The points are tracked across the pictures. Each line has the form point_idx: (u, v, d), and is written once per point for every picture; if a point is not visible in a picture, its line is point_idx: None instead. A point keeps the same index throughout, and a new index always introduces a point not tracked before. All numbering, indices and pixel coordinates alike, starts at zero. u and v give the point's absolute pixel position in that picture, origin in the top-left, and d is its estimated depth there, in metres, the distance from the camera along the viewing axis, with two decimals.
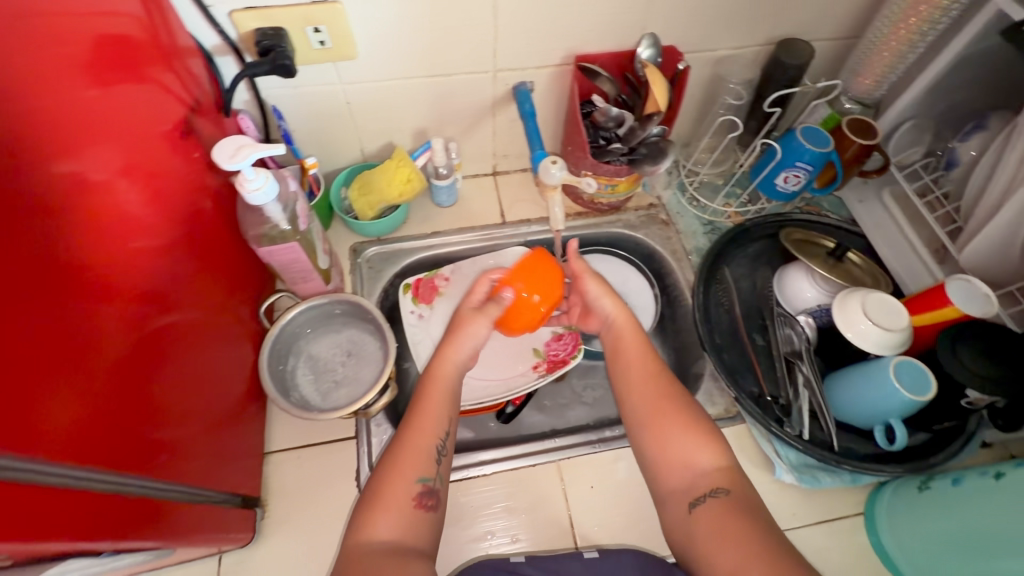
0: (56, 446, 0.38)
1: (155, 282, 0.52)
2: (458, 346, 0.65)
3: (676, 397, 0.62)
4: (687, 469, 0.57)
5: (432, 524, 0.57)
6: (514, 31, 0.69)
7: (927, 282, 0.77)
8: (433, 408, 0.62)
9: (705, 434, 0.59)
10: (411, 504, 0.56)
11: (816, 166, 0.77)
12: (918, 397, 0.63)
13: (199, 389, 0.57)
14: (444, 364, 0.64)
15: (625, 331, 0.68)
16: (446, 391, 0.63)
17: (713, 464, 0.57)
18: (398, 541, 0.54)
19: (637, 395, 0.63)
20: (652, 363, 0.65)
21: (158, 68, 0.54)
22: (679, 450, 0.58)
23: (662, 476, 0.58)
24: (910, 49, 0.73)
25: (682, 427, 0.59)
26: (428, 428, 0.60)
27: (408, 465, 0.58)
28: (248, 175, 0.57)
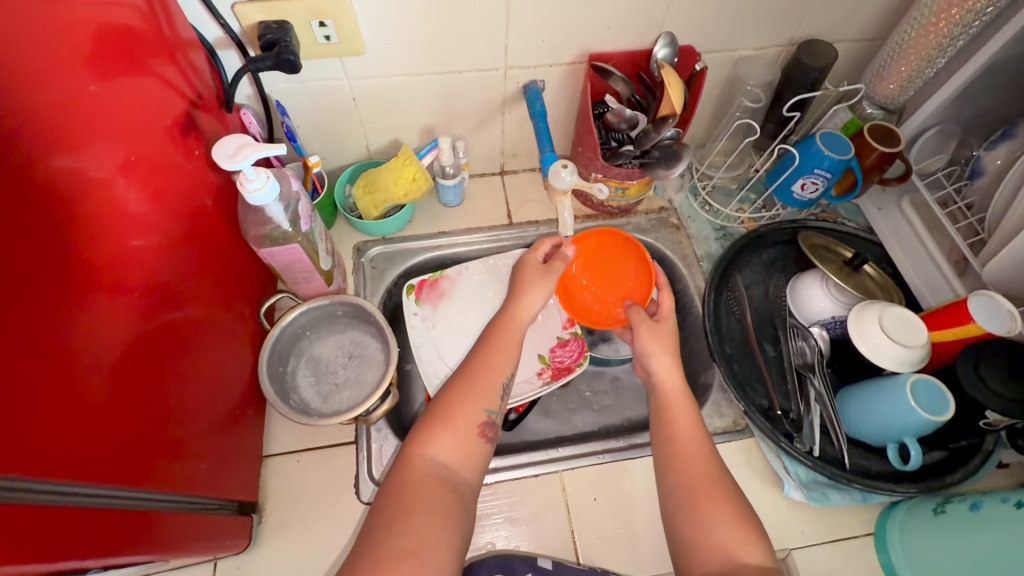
0: (37, 464, 0.36)
1: (155, 282, 0.51)
2: (533, 296, 0.68)
3: (722, 480, 0.59)
4: (727, 555, 0.54)
5: (486, 453, 0.60)
6: (526, 28, 0.67)
7: (946, 296, 0.75)
8: (507, 345, 0.65)
9: (751, 527, 0.56)
10: (475, 431, 0.59)
11: (835, 173, 0.74)
12: (934, 417, 0.61)
13: (199, 393, 0.56)
14: (519, 312, 0.67)
15: (673, 395, 0.66)
16: (516, 337, 0.66)
17: (759, 561, 0.54)
18: (454, 462, 0.57)
19: (683, 474, 0.60)
20: (702, 441, 0.62)
21: (159, 61, 0.52)
22: (722, 537, 0.55)
23: (696, 555, 0.55)
24: (938, 55, 0.71)
25: (727, 514, 0.56)
26: (499, 364, 0.63)
27: (474, 394, 0.60)
28: (248, 175, 0.55)
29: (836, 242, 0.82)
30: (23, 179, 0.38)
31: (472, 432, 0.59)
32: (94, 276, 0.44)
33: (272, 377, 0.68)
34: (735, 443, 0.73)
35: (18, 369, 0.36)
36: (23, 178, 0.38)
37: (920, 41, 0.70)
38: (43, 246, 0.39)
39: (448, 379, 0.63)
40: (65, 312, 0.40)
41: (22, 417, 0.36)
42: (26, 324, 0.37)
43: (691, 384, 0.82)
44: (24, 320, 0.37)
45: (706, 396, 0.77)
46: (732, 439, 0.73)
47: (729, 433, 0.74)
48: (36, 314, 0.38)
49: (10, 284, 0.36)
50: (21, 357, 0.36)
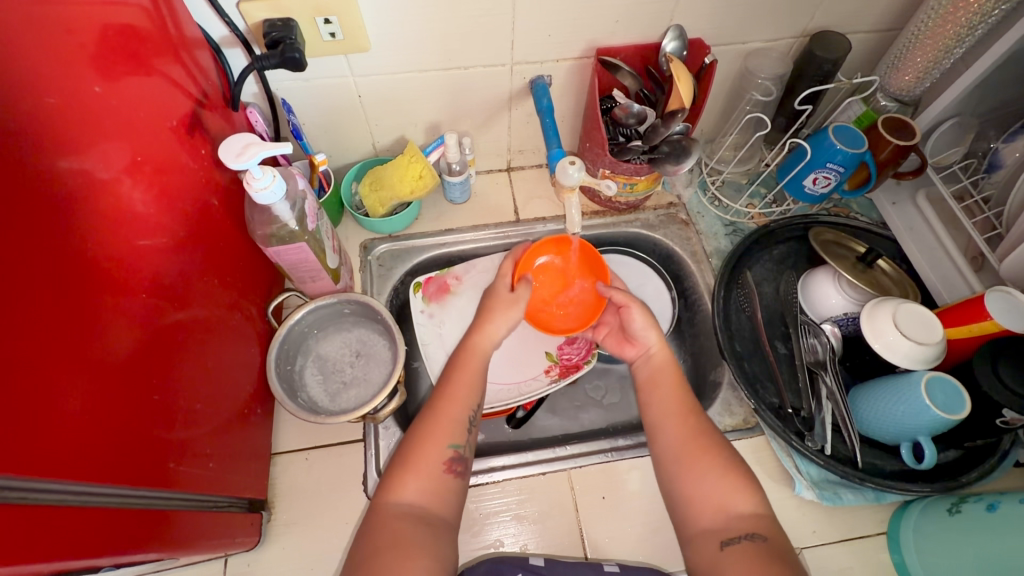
0: (41, 464, 0.36)
1: (161, 283, 0.50)
2: (496, 323, 0.67)
3: (710, 434, 0.60)
4: (721, 512, 0.55)
5: (458, 491, 0.59)
6: (533, 23, 0.66)
7: (963, 292, 0.73)
8: (465, 378, 0.64)
9: (741, 480, 0.57)
10: (441, 469, 0.59)
11: (848, 167, 0.73)
12: (950, 415, 0.60)
13: (210, 391, 0.57)
14: (481, 338, 0.67)
15: (660, 361, 0.67)
16: (480, 363, 0.66)
17: (749, 509, 0.55)
18: (423, 503, 0.56)
19: (673, 434, 0.61)
20: (687, 399, 0.64)
21: (165, 60, 0.52)
22: (712, 491, 0.57)
23: (692, 515, 0.57)
24: (956, 45, 0.69)
25: (716, 467, 0.58)
26: (462, 398, 0.63)
27: (437, 432, 0.60)
28: (254, 174, 0.55)
29: (849, 236, 0.81)
30: (28, 179, 0.38)
31: (439, 472, 0.58)
32: (101, 277, 0.44)
33: (282, 375, 0.68)
34: (745, 442, 0.72)
35: (21, 369, 0.35)
36: (29, 179, 0.38)
37: (936, 31, 0.68)
38: (49, 250, 0.39)
39: (412, 423, 0.62)
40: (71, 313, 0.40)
41: (25, 418, 0.35)
42: (31, 324, 0.37)
43: (700, 381, 0.81)
44: (27, 320, 0.37)
45: (716, 394, 0.77)
46: (741, 438, 0.72)
47: (738, 431, 0.73)
48: (42, 316, 0.38)
49: (13, 285, 0.36)
50: (30, 359, 0.36)
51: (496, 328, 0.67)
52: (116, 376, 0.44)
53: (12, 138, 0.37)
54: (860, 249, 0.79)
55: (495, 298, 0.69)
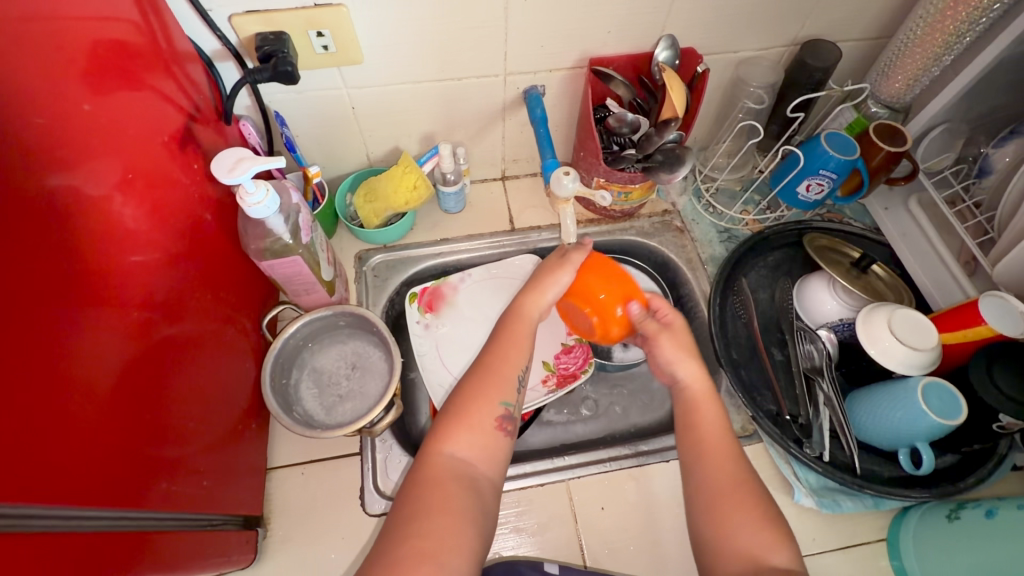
0: (29, 489, 0.35)
1: (150, 300, 0.50)
2: (547, 288, 0.67)
3: (747, 478, 0.58)
4: (753, 561, 0.53)
5: (506, 449, 0.59)
6: (525, 34, 0.66)
7: (957, 296, 0.74)
8: (521, 338, 0.64)
9: (775, 533, 0.54)
10: (493, 426, 0.58)
11: (841, 174, 0.73)
12: (946, 421, 0.60)
13: (204, 406, 0.56)
14: (533, 304, 0.66)
15: (701, 397, 0.65)
16: (530, 329, 0.65)
17: (786, 564, 0.52)
18: (471, 459, 0.56)
19: (709, 474, 0.59)
20: (726, 439, 0.62)
21: (157, 75, 0.52)
22: (750, 540, 0.54)
23: (722, 561, 0.54)
24: (944, 54, 0.70)
25: (750, 516, 0.55)
26: (513, 359, 0.63)
27: (490, 388, 0.60)
28: (248, 188, 0.55)
29: (843, 242, 0.82)
30: (16, 197, 0.38)
31: (489, 427, 0.58)
32: (93, 296, 0.43)
33: (276, 389, 0.68)
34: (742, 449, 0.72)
35: (10, 395, 0.35)
36: (17, 197, 0.38)
37: (925, 40, 0.69)
38: (40, 271, 0.39)
39: (461, 377, 0.62)
40: (62, 333, 0.40)
41: (13, 441, 0.35)
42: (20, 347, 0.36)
43: None
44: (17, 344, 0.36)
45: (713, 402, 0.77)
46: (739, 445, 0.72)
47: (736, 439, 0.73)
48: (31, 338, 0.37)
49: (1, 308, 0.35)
50: (21, 381, 0.36)
51: (546, 292, 0.67)
52: (105, 396, 0.43)
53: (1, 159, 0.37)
54: (853, 255, 0.80)
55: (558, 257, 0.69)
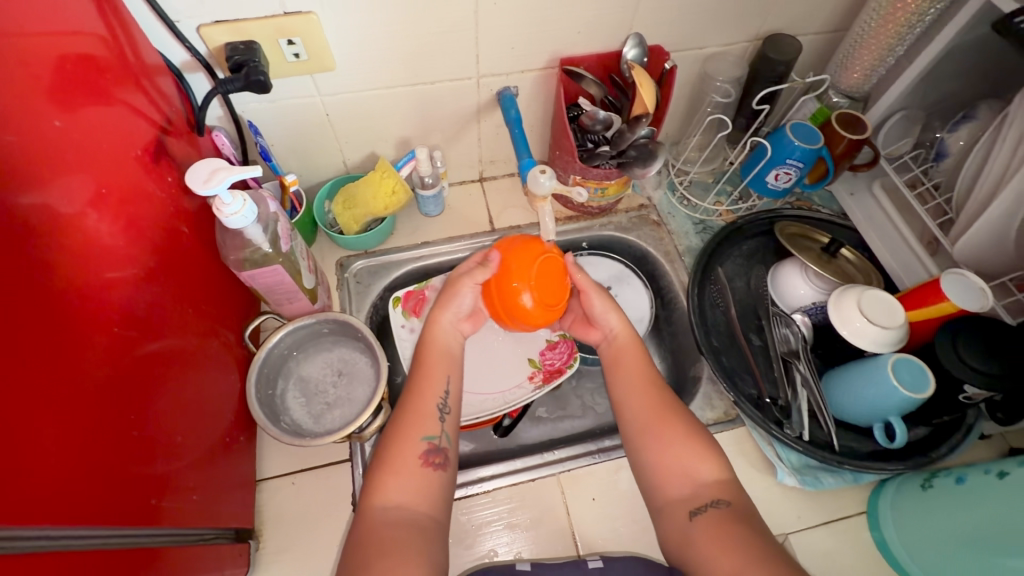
0: (12, 510, 0.35)
1: (131, 316, 0.49)
2: (443, 313, 0.68)
3: (672, 404, 0.63)
4: (688, 480, 0.58)
5: (443, 483, 0.59)
6: (496, 37, 0.67)
7: (920, 276, 0.77)
8: (432, 374, 0.65)
9: (704, 448, 0.60)
10: (418, 463, 0.59)
11: (807, 163, 0.76)
12: (917, 394, 0.62)
13: (190, 420, 0.56)
14: (436, 332, 0.68)
15: (626, 343, 0.68)
16: (443, 352, 0.67)
17: (714, 475, 0.58)
18: (404, 502, 0.56)
19: (635, 409, 0.64)
20: (650, 371, 0.66)
21: (126, 89, 0.52)
22: (680, 462, 0.59)
23: (662, 485, 0.59)
24: (898, 43, 0.73)
25: (682, 438, 0.60)
26: (428, 390, 0.64)
27: (407, 427, 0.61)
28: (225, 200, 0.54)
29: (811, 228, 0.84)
30: None
31: (416, 466, 0.59)
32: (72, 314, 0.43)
33: (262, 401, 0.67)
34: (728, 434, 0.74)
35: None
36: None
37: (879, 31, 0.72)
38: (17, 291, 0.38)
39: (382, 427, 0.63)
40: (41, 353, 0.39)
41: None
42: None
43: (681, 377, 0.83)
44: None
45: (697, 389, 0.78)
46: (724, 430, 0.74)
47: (720, 424, 0.75)
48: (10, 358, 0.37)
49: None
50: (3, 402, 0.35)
51: (446, 309, 0.68)
52: (89, 415, 0.42)
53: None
54: (823, 240, 0.83)
55: (461, 274, 0.69)
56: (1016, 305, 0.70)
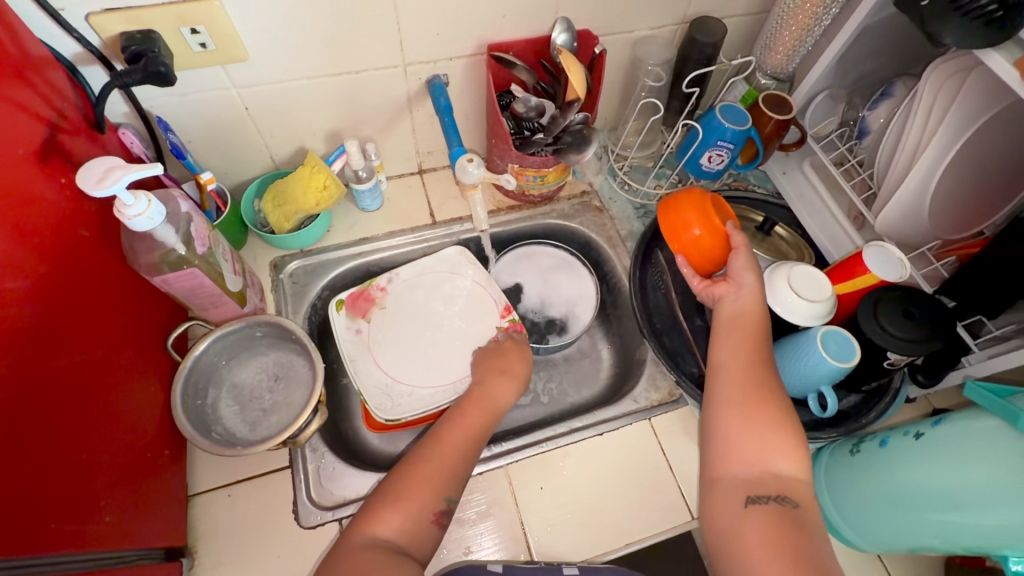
0: None
1: (24, 329, 0.45)
2: (504, 390, 0.70)
3: (774, 391, 0.61)
4: (760, 465, 0.56)
5: (435, 541, 0.57)
6: (419, 23, 0.66)
7: (848, 249, 0.80)
8: (473, 427, 0.65)
9: (792, 441, 0.57)
10: (430, 518, 0.57)
11: (737, 144, 0.77)
12: (843, 363, 0.65)
13: (105, 438, 0.52)
14: (495, 397, 0.69)
15: (748, 311, 0.67)
16: (488, 423, 0.66)
17: (790, 471, 0.56)
18: (400, 543, 0.54)
19: (731, 382, 0.62)
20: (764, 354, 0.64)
21: (8, 83, 0.47)
22: (758, 447, 0.57)
23: (726, 460, 0.58)
24: (817, 22, 0.74)
25: (771, 423, 0.58)
26: (469, 445, 0.63)
27: (438, 480, 0.59)
28: (126, 200, 0.51)
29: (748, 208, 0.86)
30: None
31: (425, 518, 0.57)
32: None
33: (191, 412, 0.64)
34: (671, 414, 0.75)
35: None
36: None
37: (798, 11, 0.74)
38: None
39: (405, 457, 0.61)
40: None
41: None
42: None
43: (628, 361, 0.83)
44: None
45: (642, 371, 0.79)
46: (667, 411, 0.75)
47: (664, 404, 0.76)
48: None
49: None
50: None
51: (506, 390, 0.70)
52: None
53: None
54: (757, 219, 0.85)
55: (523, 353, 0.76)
56: (936, 275, 0.74)
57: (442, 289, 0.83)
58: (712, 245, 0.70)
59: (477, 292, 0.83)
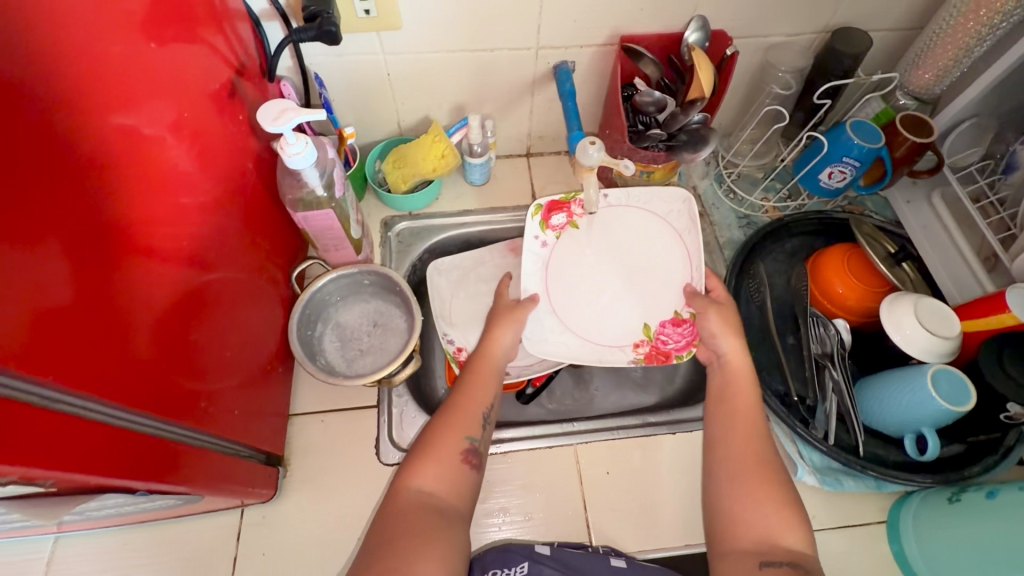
0: (101, 385, 0.39)
1: (200, 237, 0.53)
2: (504, 331, 0.70)
3: (772, 462, 0.60)
4: (765, 536, 0.55)
5: (474, 482, 0.60)
6: (559, 11, 0.69)
7: (973, 292, 0.74)
8: (479, 378, 0.66)
9: (794, 515, 0.56)
10: (458, 460, 0.60)
11: (864, 162, 0.74)
12: (955, 407, 0.60)
13: (239, 345, 0.59)
14: (494, 345, 0.69)
15: (740, 375, 0.66)
16: (494, 367, 0.68)
17: (796, 543, 0.55)
18: (438, 492, 0.57)
19: (735, 453, 0.61)
20: (759, 427, 0.63)
21: (209, 29, 0.55)
22: (764, 517, 0.56)
23: (734, 533, 0.57)
24: (977, 44, 0.70)
25: (772, 497, 0.57)
26: (477, 397, 0.64)
27: (456, 424, 0.62)
28: (289, 139, 0.58)
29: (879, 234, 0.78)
30: (96, 134, 0.41)
31: (455, 459, 0.59)
32: (134, 206, 0.45)
33: (301, 339, 0.71)
34: None
35: (92, 304, 0.39)
36: (101, 132, 0.41)
37: (959, 29, 0.69)
38: (89, 175, 0.40)
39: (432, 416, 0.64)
40: (105, 233, 0.41)
41: (96, 343, 0.39)
42: (60, 236, 0.37)
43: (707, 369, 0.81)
44: (53, 227, 0.36)
45: None
46: None
47: None
48: (76, 231, 0.38)
49: (43, 193, 0.36)
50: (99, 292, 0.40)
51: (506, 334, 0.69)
52: (140, 300, 0.44)
53: (64, 64, 0.38)
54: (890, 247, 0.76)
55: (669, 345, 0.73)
56: None
57: (647, 252, 0.77)
58: (858, 302, 0.73)
59: (679, 256, 0.76)
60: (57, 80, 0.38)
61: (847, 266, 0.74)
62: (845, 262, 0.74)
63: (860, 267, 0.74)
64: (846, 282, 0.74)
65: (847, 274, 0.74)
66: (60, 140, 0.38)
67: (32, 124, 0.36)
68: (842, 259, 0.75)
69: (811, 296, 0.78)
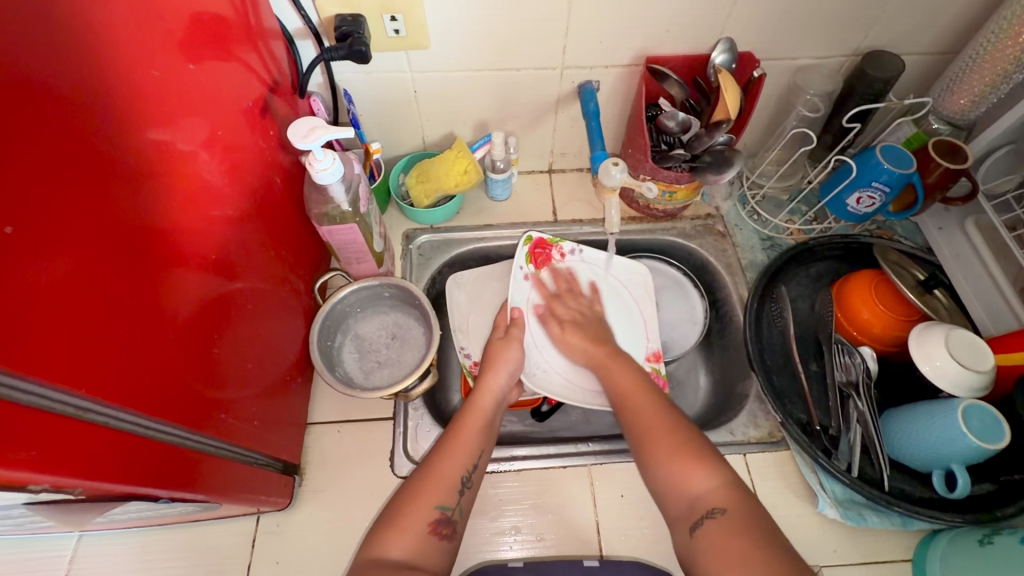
0: (131, 395, 0.40)
1: (228, 248, 0.54)
2: (493, 375, 0.69)
3: (656, 418, 0.60)
4: (684, 492, 0.55)
5: (447, 550, 0.57)
6: (585, 32, 0.69)
7: (1009, 323, 0.71)
8: (461, 422, 0.64)
9: (695, 458, 0.56)
10: (428, 529, 0.56)
11: (894, 187, 0.72)
12: (986, 444, 0.58)
13: (261, 353, 0.61)
14: (482, 395, 0.67)
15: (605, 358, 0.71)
16: (483, 418, 0.65)
17: (707, 487, 0.54)
18: (411, 559, 0.54)
19: (631, 424, 0.62)
20: (640, 395, 0.64)
21: (245, 48, 0.57)
22: (668, 472, 0.56)
23: (664, 500, 0.56)
24: (1016, 69, 0.68)
25: (666, 452, 0.57)
26: (456, 453, 0.61)
27: (427, 488, 0.58)
28: (317, 155, 0.59)
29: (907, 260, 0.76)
30: (135, 151, 0.42)
31: (424, 527, 0.56)
32: (170, 218, 0.46)
33: (322, 350, 0.72)
34: (769, 455, 0.72)
35: (127, 316, 0.40)
36: (139, 147, 0.43)
37: (996, 53, 0.67)
38: (129, 191, 0.41)
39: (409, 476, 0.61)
40: (141, 244, 0.43)
41: (128, 354, 0.40)
42: (101, 249, 0.38)
43: (726, 393, 0.82)
44: (94, 240, 0.38)
45: (742, 405, 0.77)
46: (766, 450, 0.72)
47: (763, 444, 0.73)
48: (115, 244, 0.40)
49: (86, 207, 0.37)
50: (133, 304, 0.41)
51: (499, 373, 0.69)
52: (170, 309, 0.46)
53: (108, 84, 0.40)
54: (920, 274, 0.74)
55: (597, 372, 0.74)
56: None
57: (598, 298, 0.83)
58: (885, 330, 0.71)
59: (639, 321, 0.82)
60: (105, 100, 0.39)
61: (874, 293, 0.72)
62: (873, 289, 0.73)
63: (887, 294, 0.72)
64: (873, 309, 0.72)
65: (874, 301, 0.72)
66: (103, 156, 0.39)
67: (78, 142, 0.37)
68: (869, 286, 0.73)
69: (836, 322, 0.76)
